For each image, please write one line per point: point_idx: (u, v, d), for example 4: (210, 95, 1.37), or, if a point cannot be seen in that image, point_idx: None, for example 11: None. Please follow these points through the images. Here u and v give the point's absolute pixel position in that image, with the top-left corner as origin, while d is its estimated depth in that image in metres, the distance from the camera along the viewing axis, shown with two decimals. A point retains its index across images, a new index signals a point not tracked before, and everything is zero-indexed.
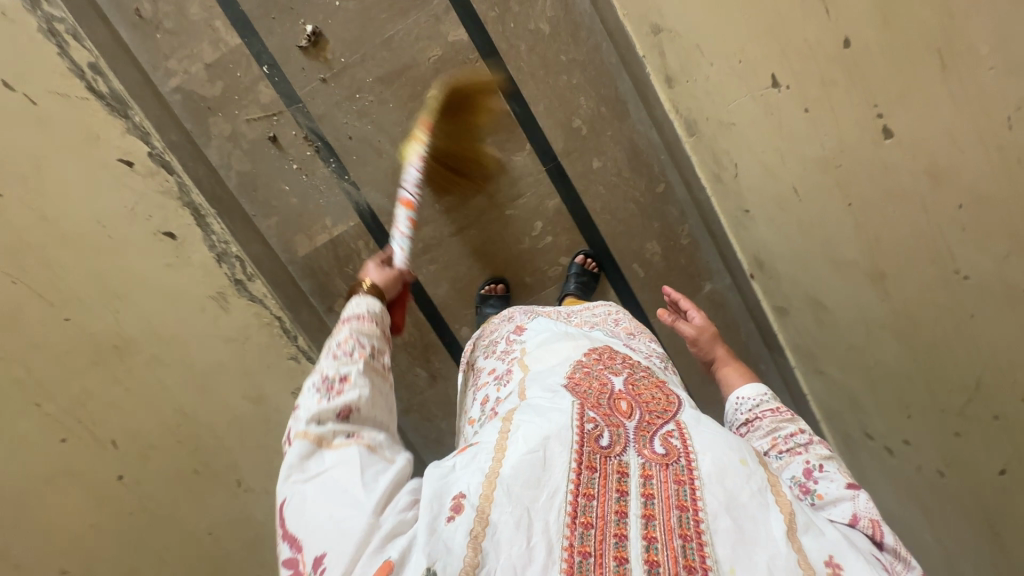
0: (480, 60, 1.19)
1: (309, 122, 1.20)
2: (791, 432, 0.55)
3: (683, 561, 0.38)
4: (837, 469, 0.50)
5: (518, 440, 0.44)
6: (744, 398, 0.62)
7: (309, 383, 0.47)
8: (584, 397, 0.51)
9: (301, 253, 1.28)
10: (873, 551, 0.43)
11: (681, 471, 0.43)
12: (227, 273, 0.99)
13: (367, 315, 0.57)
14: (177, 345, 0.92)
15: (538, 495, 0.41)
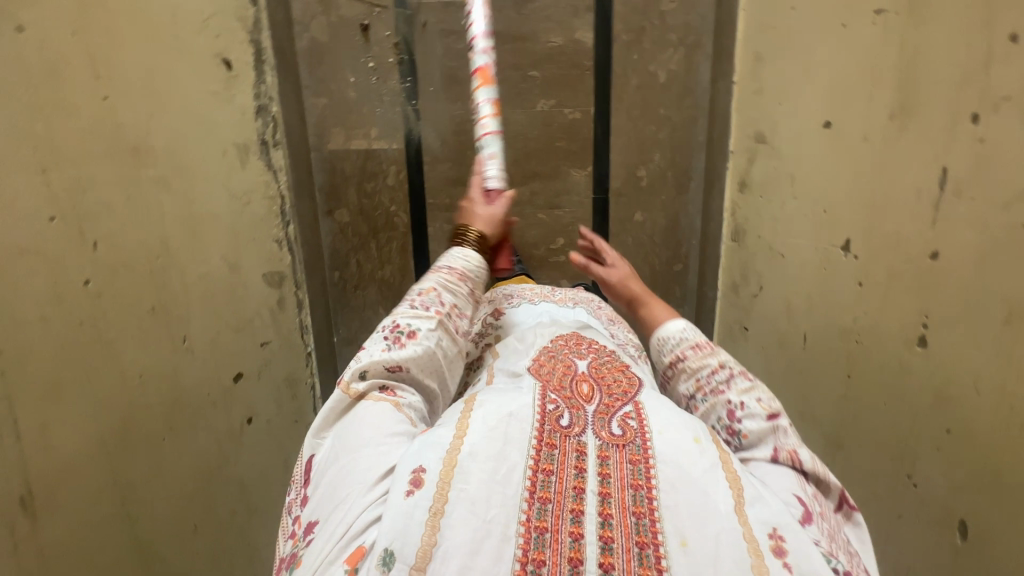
0: (590, 71, 1.21)
1: (404, 33, 1.20)
2: (713, 370, 0.61)
3: (636, 537, 0.41)
4: (757, 402, 0.57)
5: (483, 415, 0.49)
6: (665, 339, 0.66)
7: (384, 326, 0.61)
8: (547, 381, 0.56)
9: (331, 146, 1.25)
10: (798, 490, 0.50)
11: (637, 451, 0.47)
12: (258, 129, 1.02)
13: (455, 271, 0.69)
14: (192, 182, 0.81)
15: (500, 466, 0.44)
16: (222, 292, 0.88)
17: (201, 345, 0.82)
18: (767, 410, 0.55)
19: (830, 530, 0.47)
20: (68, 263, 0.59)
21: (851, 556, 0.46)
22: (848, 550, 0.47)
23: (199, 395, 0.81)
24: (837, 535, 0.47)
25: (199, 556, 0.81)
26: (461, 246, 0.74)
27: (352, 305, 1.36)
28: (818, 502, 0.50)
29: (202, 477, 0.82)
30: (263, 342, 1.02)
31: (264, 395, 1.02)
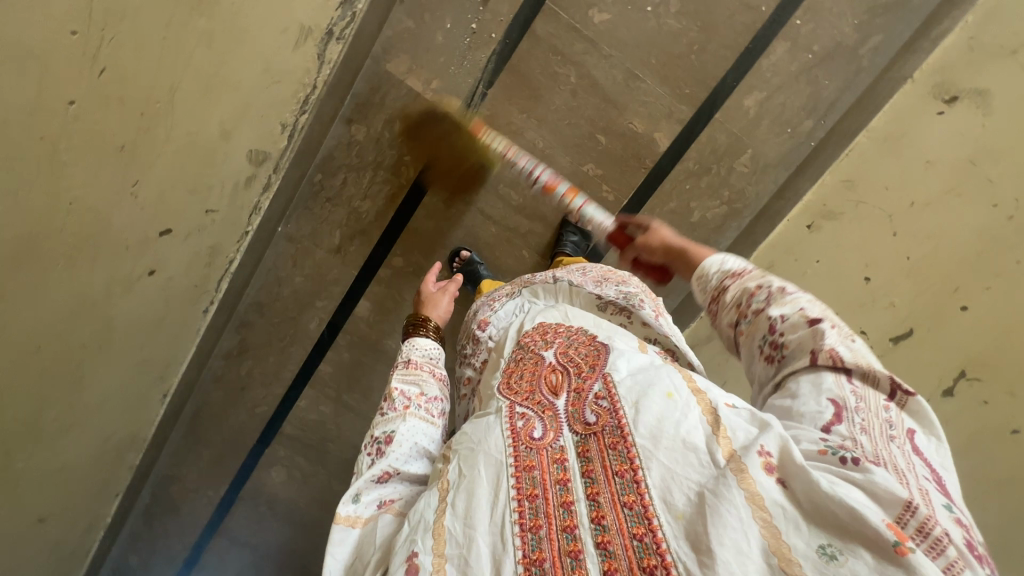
0: (645, 171, 1.23)
1: (521, 23, 1.15)
2: (750, 294, 0.56)
3: (633, 529, 0.46)
4: (804, 304, 0.51)
5: (456, 462, 0.57)
6: (706, 274, 0.62)
7: (364, 447, 0.69)
8: (516, 391, 0.64)
9: (388, 67, 1.19)
10: (826, 389, 0.46)
11: (614, 435, 0.52)
12: (333, 18, 0.97)
13: (410, 366, 0.81)
14: (234, 44, 0.75)
15: (480, 514, 0.51)
16: (200, 155, 0.83)
17: (148, 195, 0.78)
18: (806, 315, 0.50)
19: (866, 422, 0.43)
20: (56, 78, 0.53)
21: (892, 439, 0.43)
22: (891, 432, 0.43)
23: (117, 237, 0.77)
24: (876, 423, 0.43)
25: (27, 374, 0.78)
26: (410, 346, 0.88)
27: (314, 212, 1.32)
28: (857, 393, 0.45)
29: (73, 309, 0.78)
30: (210, 209, 0.98)
31: (179, 256, 0.98)
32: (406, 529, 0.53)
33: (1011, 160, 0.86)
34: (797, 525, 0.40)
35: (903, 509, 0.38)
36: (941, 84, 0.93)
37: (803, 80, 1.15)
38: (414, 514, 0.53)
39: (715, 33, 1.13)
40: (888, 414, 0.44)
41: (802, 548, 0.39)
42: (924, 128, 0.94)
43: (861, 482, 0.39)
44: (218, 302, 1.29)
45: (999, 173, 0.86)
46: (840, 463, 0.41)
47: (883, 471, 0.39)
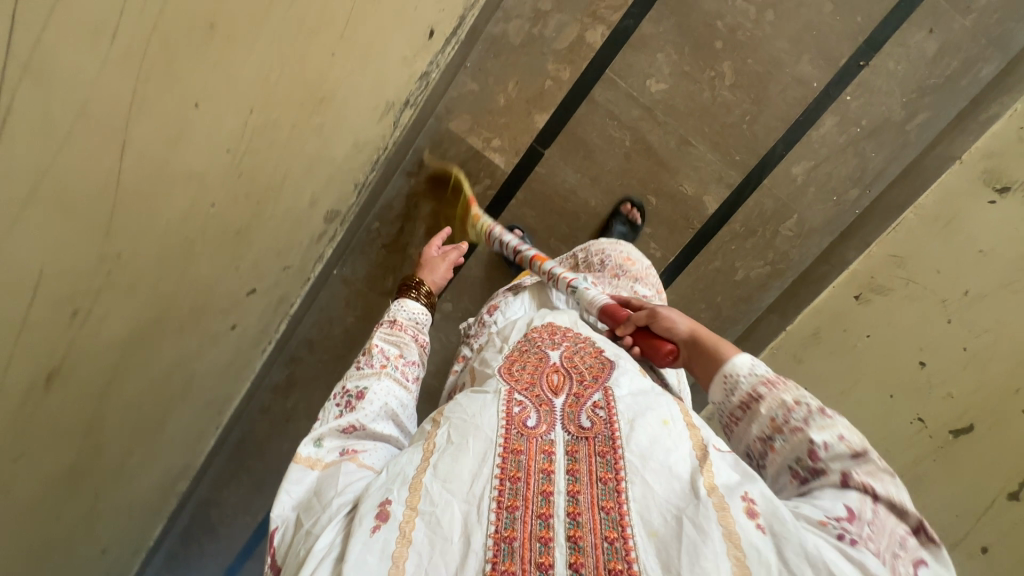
0: (692, 231, 1.28)
1: (580, 90, 1.20)
2: (787, 408, 0.53)
3: (606, 532, 0.47)
4: (838, 439, 0.49)
5: (447, 429, 0.57)
6: (734, 375, 0.58)
7: (336, 393, 0.70)
8: (516, 379, 0.65)
9: (450, 125, 1.25)
10: (843, 495, 0.46)
11: (605, 444, 0.54)
12: (413, 88, 1.04)
13: (395, 325, 0.82)
14: (335, 130, 0.80)
15: (458, 484, 0.51)
16: (290, 223, 0.89)
17: (246, 263, 0.83)
18: (851, 448, 0.48)
19: (874, 531, 0.45)
20: (213, 189, 0.59)
21: (898, 559, 0.44)
22: (898, 552, 0.44)
23: (217, 303, 0.82)
24: (885, 539, 0.45)
25: (127, 429, 0.83)
26: (400, 302, 0.89)
27: (371, 256, 1.38)
28: (875, 511, 0.46)
29: (172, 368, 0.83)
30: (287, 266, 1.03)
31: (256, 308, 1.03)
32: (381, 479, 0.53)
33: None
34: (768, 570, 0.43)
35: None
36: (992, 171, 0.97)
37: (850, 151, 1.19)
38: (392, 468, 0.54)
39: (767, 109, 1.18)
40: (900, 540, 0.45)
41: None
42: (976, 215, 0.97)
43: (854, 559, 0.42)
44: (274, 341, 1.35)
45: None
46: (838, 535, 0.43)
47: (872, 561, 0.42)
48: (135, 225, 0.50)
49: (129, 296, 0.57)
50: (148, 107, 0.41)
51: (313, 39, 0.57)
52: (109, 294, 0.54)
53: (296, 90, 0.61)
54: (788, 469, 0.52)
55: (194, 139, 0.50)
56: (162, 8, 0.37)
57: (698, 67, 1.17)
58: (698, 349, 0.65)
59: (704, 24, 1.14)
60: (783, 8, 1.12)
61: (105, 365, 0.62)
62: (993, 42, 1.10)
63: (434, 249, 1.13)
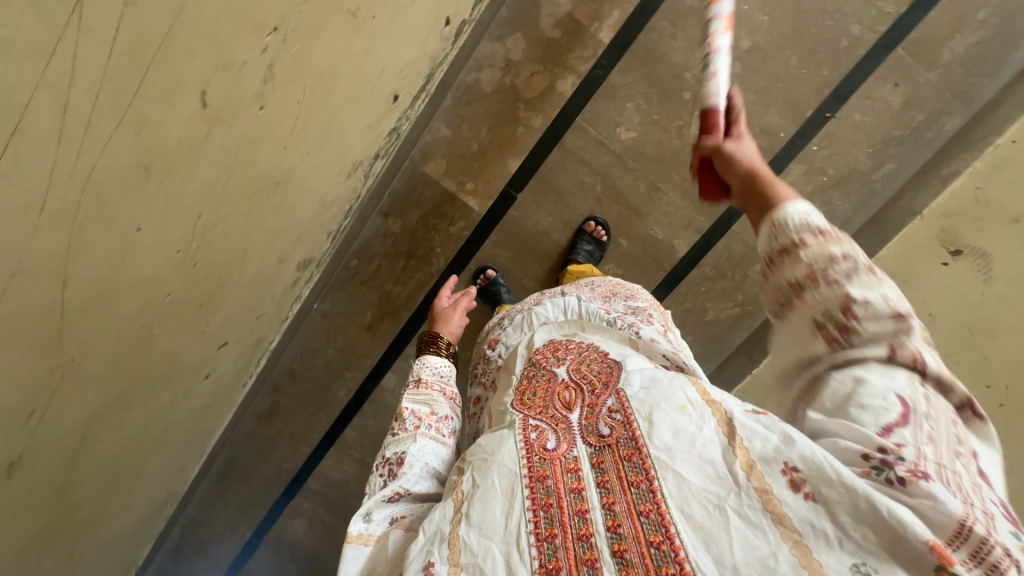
0: (663, 273, 1.30)
1: (551, 136, 1.22)
2: (833, 259, 0.42)
3: (650, 537, 0.44)
4: (880, 297, 0.41)
5: (470, 473, 0.54)
6: (784, 219, 0.45)
7: (378, 461, 0.64)
8: (529, 407, 0.60)
9: (425, 168, 1.27)
10: (894, 384, 0.40)
11: (629, 446, 0.50)
12: (383, 142, 1.06)
13: (423, 380, 0.75)
14: (299, 198, 0.83)
15: (495, 524, 0.48)
16: (259, 282, 0.91)
17: (213, 325, 0.86)
18: (894, 307, 0.41)
19: (934, 432, 0.39)
20: (167, 283, 0.61)
21: (959, 456, 0.38)
22: (959, 448, 0.39)
23: (185, 364, 0.85)
24: (943, 436, 0.39)
25: (101, 485, 0.86)
26: (426, 356, 0.81)
27: (349, 293, 1.41)
28: (928, 398, 0.40)
29: (143, 427, 0.86)
30: (261, 315, 1.06)
31: (230, 356, 1.06)
32: (421, 540, 0.50)
33: (1007, 341, 0.89)
34: (829, 541, 0.38)
35: (955, 533, 0.35)
36: (947, 233, 0.97)
37: (818, 200, 1.21)
38: (429, 525, 0.51)
39: None
40: (954, 424, 0.40)
41: (835, 566, 0.37)
42: (928, 277, 0.98)
43: (910, 501, 0.36)
44: (255, 375, 1.38)
45: (994, 351, 0.89)
46: (888, 479, 0.37)
47: (938, 486, 0.36)
48: (85, 334, 0.53)
49: (84, 388, 0.60)
50: (85, 247, 0.44)
51: (259, 144, 0.59)
52: (65, 391, 0.57)
53: (247, 187, 0.64)
54: (814, 326, 0.43)
55: (140, 253, 0.52)
56: (90, 171, 0.39)
57: (667, 116, 1.19)
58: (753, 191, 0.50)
59: (672, 75, 1.16)
60: (751, 60, 1.14)
61: (68, 445, 0.65)
62: (958, 96, 1.12)
63: (444, 298, 1.06)
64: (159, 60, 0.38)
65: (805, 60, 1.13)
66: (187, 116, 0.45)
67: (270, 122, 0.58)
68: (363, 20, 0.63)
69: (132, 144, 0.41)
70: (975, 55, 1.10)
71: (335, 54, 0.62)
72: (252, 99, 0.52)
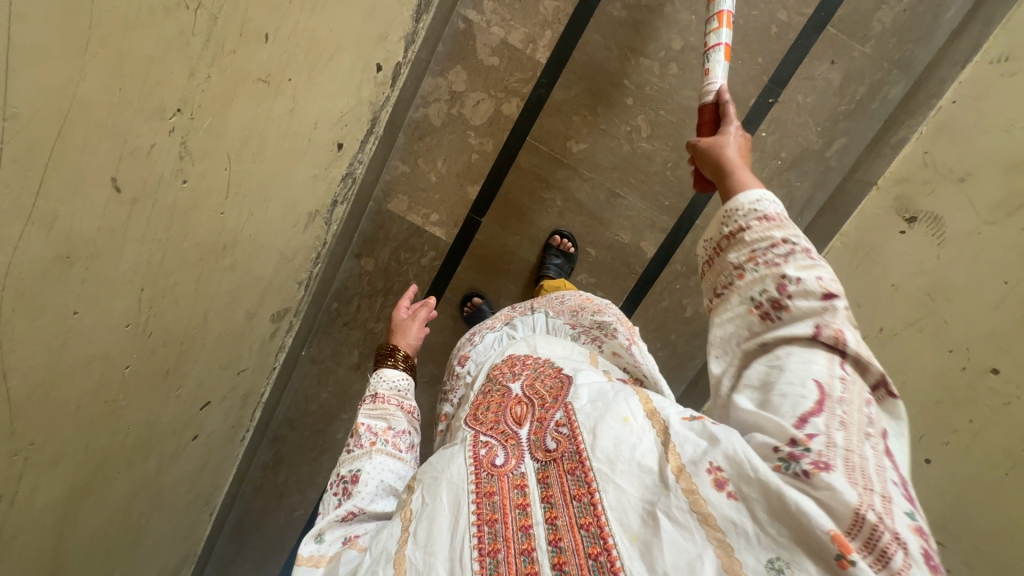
0: (635, 276, 1.31)
1: (505, 158, 1.25)
2: (773, 244, 0.50)
3: (589, 550, 0.44)
4: (817, 279, 0.46)
5: (420, 492, 0.54)
6: (734, 211, 0.54)
7: (333, 483, 0.66)
8: (480, 423, 0.62)
9: (389, 206, 1.31)
10: (811, 370, 0.42)
11: (573, 459, 0.50)
12: (339, 188, 1.09)
13: (376, 396, 0.78)
14: (254, 254, 0.85)
15: (440, 541, 0.48)
16: (229, 341, 0.94)
17: (188, 388, 0.88)
18: (822, 287, 0.45)
19: (846, 416, 0.40)
20: (122, 357, 0.64)
21: (869, 439, 0.39)
22: (868, 430, 0.40)
23: (165, 429, 0.88)
24: (856, 419, 0.40)
25: (98, 559, 0.88)
26: (379, 371, 0.85)
27: (333, 336, 1.44)
28: (845, 382, 0.42)
29: (132, 496, 0.88)
30: (241, 370, 1.09)
31: (217, 414, 1.09)
32: (369, 560, 0.50)
33: (962, 301, 0.84)
34: (748, 540, 0.38)
35: (853, 521, 0.34)
36: (903, 203, 0.98)
37: (776, 184, 1.21)
38: (378, 545, 0.51)
39: (688, 153, 1.21)
40: (868, 410, 0.42)
41: (752, 565, 0.37)
42: (888, 246, 0.97)
43: (813, 492, 0.36)
44: (252, 428, 1.40)
45: (953, 313, 0.85)
46: (796, 473, 0.37)
47: (839, 478, 0.36)
48: (42, 417, 0.56)
49: (53, 466, 0.63)
50: (18, 338, 0.47)
51: (189, 217, 0.62)
52: (31, 474, 0.59)
53: (187, 256, 0.67)
54: (751, 305, 0.49)
55: (82, 334, 0.55)
56: (8, 270, 0.42)
57: (614, 124, 1.21)
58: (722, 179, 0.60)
59: (612, 84, 1.19)
60: (686, 59, 1.16)
61: (49, 524, 0.68)
62: (896, 64, 1.13)
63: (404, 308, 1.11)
64: (56, 159, 0.41)
65: (738, 51, 1.15)
66: (101, 203, 0.48)
67: (197, 194, 0.61)
68: (280, 84, 0.67)
69: (47, 238, 0.44)
70: (904, 22, 1.11)
71: (254, 119, 0.65)
72: (171, 176, 0.55)
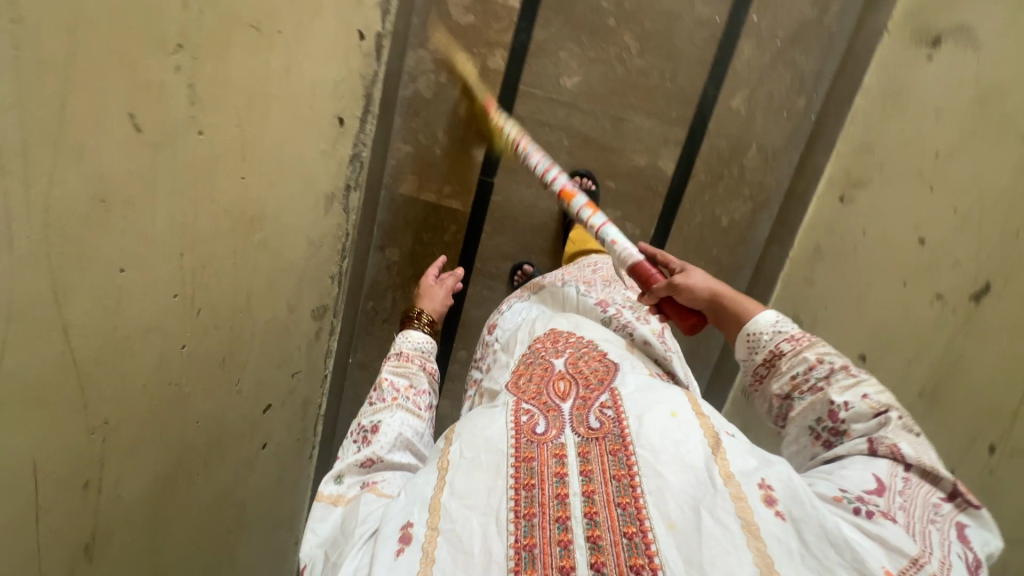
0: (661, 198, 1.27)
1: (503, 112, 1.24)
2: (810, 366, 0.58)
3: (623, 528, 0.44)
4: (861, 399, 0.54)
5: (459, 444, 0.53)
6: (757, 333, 0.63)
7: (351, 431, 0.65)
8: (522, 390, 0.59)
9: (401, 189, 1.30)
10: (873, 467, 0.50)
11: (616, 441, 0.50)
12: (349, 172, 1.05)
13: (400, 355, 0.76)
14: (281, 232, 0.84)
15: (476, 499, 0.48)
16: (277, 333, 0.94)
17: (248, 383, 0.87)
18: (872, 407, 0.53)
19: (905, 502, 0.47)
20: (178, 332, 0.64)
21: (933, 522, 0.46)
22: (933, 517, 0.47)
23: (234, 429, 0.87)
24: (919, 507, 0.47)
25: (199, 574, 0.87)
26: (407, 334, 0.82)
27: (376, 335, 1.43)
28: (908, 480, 0.49)
29: (217, 504, 0.87)
30: (295, 372, 1.08)
31: (281, 420, 1.08)
32: (403, 502, 0.50)
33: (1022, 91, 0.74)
34: (791, 555, 0.41)
35: (910, 563, 0.42)
36: (921, 29, 0.94)
37: (780, 65, 1.18)
38: (411, 488, 0.51)
39: (683, 58, 1.19)
40: (934, 506, 0.48)
41: None
42: (916, 79, 0.92)
43: (873, 534, 0.43)
44: (319, 444, 1.38)
45: (1014, 105, 0.74)
46: (857, 509, 0.45)
47: (895, 527, 0.44)
48: (111, 391, 0.55)
49: (135, 455, 0.62)
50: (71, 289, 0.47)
51: (214, 176, 0.63)
52: (114, 459, 0.58)
53: (220, 224, 0.67)
54: (811, 433, 0.57)
55: (134, 297, 0.55)
56: (47, 204, 0.42)
57: (602, 49, 1.20)
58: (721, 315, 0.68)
59: (590, 10, 1.18)
60: None
61: (141, 525, 0.67)
62: None
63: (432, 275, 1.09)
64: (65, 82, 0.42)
65: None
66: (124, 141, 0.48)
67: (215, 150, 0.61)
68: (273, 35, 0.67)
69: (78, 173, 0.45)
70: None
71: (256, 71, 0.65)
72: (187, 123, 0.55)
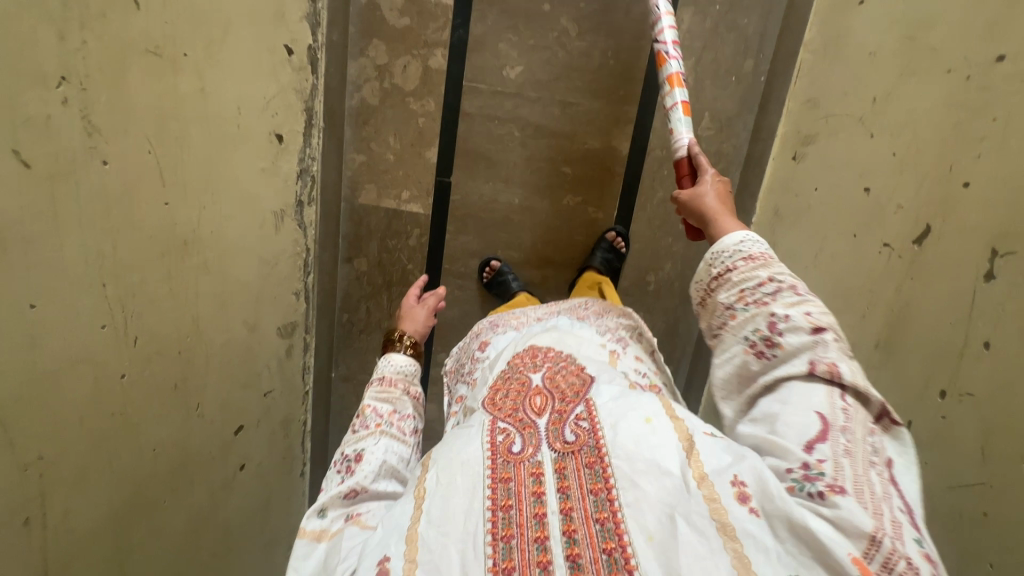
0: (619, 178, 1.27)
1: (450, 111, 1.24)
2: (760, 283, 0.54)
3: (603, 544, 0.43)
4: (804, 314, 0.51)
5: (435, 472, 0.50)
6: (720, 254, 0.59)
7: (334, 463, 0.63)
8: (499, 408, 0.58)
9: (360, 199, 1.30)
10: (816, 406, 0.47)
11: (591, 454, 0.48)
12: (298, 188, 1.07)
13: (382, 379, 0.74)
14: (223, 254, 0.85)
15: (455, 522, 0.45)
16: (237, 355, 0.94)
17: (210, 408, 0.88)
18: (811, 323, 0.50)
19: (850, 444, 0.44)
20: (113, 363, 0.64)
21: (875, 467, 0.44)
22: (873, 459, 0.44)
23: (203, 454, 0.88)
24: (861, 448, 0.45)
25: None
26: (389, 356, 0.80)
27: (355, 347, 1.43)
28: (846, 412, 0.46)
29: (194, 531, 0.88)
30: (267, 392, 1.08)
31: (259, 441, 1.08)
32: (382, 536, 0.47)
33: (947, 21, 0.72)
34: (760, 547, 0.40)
35: (869, 543, 0.38)
36: None
37: (722, 29, 1.16)
38: (391, 521, 0.48)
39: (622, 34, 1.17)
40: (873, 434, 0.46)
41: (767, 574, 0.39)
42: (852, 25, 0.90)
43: (829, 515, 0.40)
44: (310, 463, 1.38)
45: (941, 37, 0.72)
46: (810, 494, 0.42)
47: (849, 501, 0.40)
48: (41, 428, 0.56)
49: (83, 489, 0.63)
50: None
51: (130, 205, 0.63)
52: (57, 495, 0.59)
53: (147, 252, 0.67)
54: (746, 344, 0.54)
55: (52, 332, 0.55)
56: None
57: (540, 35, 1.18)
58: (706, 231, 0.65)
59: None
60: None
61: (103, 557, 0.68)
62: None
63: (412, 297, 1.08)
64: None
65: None
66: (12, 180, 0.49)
67: (126, 179, 0.62)
68: (179, 58, 0.68)
69: None
70: None
71: (162, 95, 0.66)
72: (86, 154, 0.56)
